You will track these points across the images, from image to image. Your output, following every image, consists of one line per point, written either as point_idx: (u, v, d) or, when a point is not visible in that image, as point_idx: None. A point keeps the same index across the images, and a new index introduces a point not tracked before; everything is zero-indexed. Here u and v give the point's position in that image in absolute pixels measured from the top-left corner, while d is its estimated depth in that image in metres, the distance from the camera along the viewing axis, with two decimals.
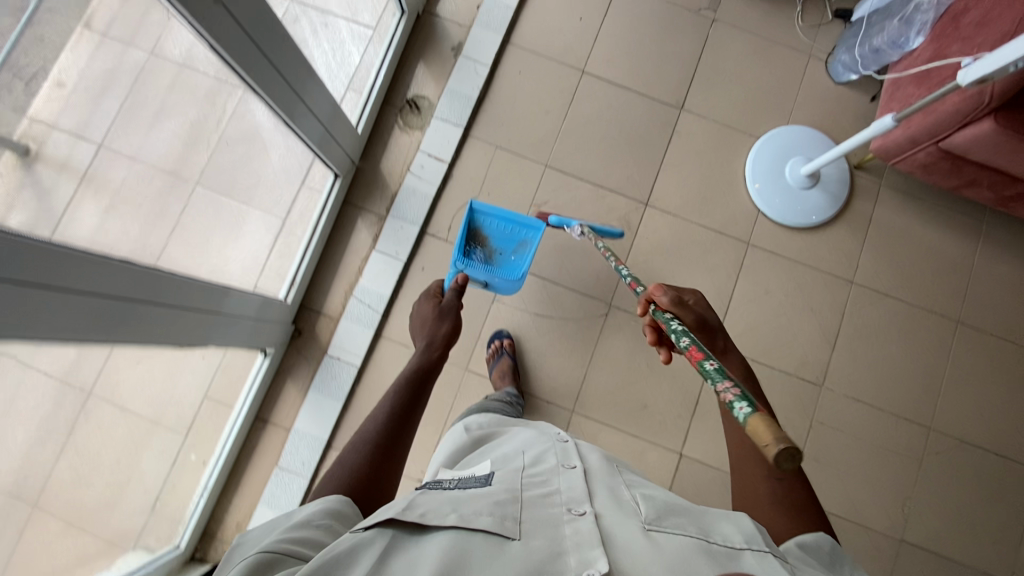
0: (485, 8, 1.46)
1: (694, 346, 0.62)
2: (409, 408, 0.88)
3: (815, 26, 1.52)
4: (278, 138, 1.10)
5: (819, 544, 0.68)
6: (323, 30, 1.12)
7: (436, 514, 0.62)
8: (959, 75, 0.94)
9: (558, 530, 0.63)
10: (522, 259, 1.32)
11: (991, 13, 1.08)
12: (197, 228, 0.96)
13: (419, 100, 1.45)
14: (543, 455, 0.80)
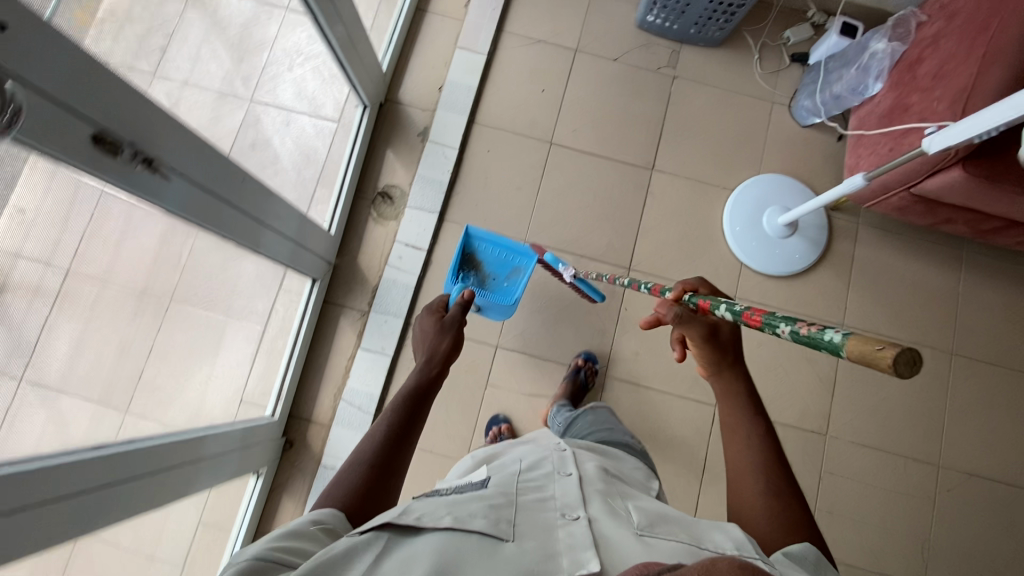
0: (447, 91, 1.47)
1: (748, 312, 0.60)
2: (408, 424, 0.84)
3: (774, 72, 1.53)
4: (248, 266, 1.06)
5: (805, 553, 0.67)
6: (288, 128, 1.11)
7: (432, 517, 0.64)
8: (924, 143, 0.94)
9: (551, 534, 0.65)
10: (515, 285, 1.31)
11: (946, 66, 1.09)
12: (173, 360, 0.91)
13: (391, 189, 1.43)
14: (540, 463, 0.83)
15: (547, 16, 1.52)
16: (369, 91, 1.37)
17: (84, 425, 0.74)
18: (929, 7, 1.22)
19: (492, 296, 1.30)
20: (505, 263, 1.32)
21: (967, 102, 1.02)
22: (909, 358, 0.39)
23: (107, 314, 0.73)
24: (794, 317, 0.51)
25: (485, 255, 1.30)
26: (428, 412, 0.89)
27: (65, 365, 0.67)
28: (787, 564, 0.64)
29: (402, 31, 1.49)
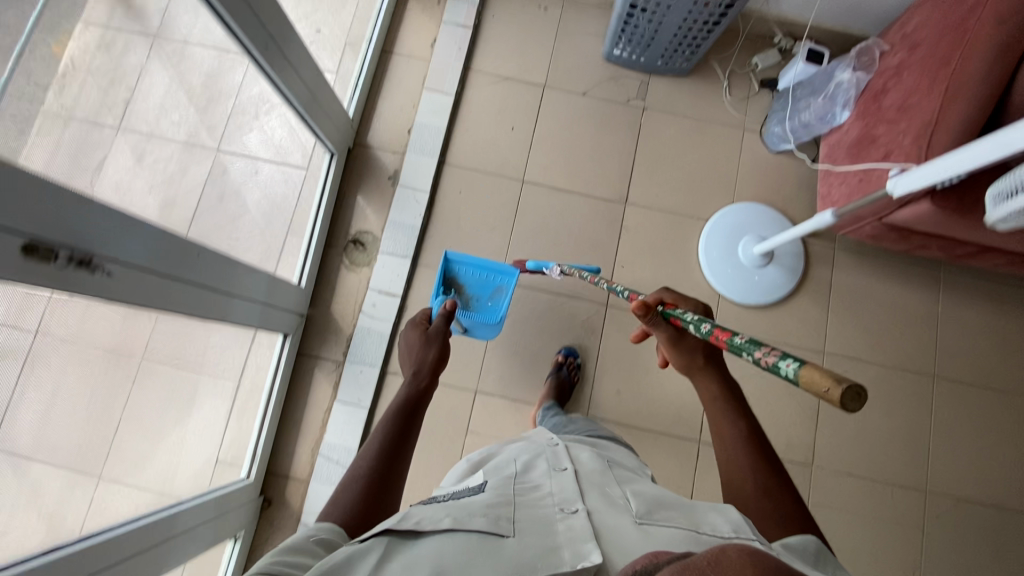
0: (416, 133, 1.46)
1: (715, 329, 0.61)
2: (401, 439, 0.84)
3: (744, 99, 1.53)
4: (214, 334, 1.05)
5: (805, 545, 0.68)
6: (254, 176, 1.12)
7: (431, 519, 0.66)
8: (892, 185, 0.92)
9: (552, 528, 0.67)
10: (500, 304, 1.30)
11: (909, 98, 1.08)
12: (140, 431, 0.90)
13: (363, 235, 1.42)
14: (536, 460, 0.85)
15: (513, 52, 1.52)
16: (336, 138, 1.35)
17: (50, 512, 0.73)
18: (891, 37, 1.22)
19: (476, 316, 1.29)
20: (487, 283, 1.30)
21: (931, 137, 1.00)
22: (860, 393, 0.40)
23: (73, 390, 0.73)
24: (756, 343, 0.53)
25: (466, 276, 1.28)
26: (419, 423, 0.89)
27: (32, 443, 0.68)
28: (787, 552, 0.66)
29: (368, 74, 1.48)
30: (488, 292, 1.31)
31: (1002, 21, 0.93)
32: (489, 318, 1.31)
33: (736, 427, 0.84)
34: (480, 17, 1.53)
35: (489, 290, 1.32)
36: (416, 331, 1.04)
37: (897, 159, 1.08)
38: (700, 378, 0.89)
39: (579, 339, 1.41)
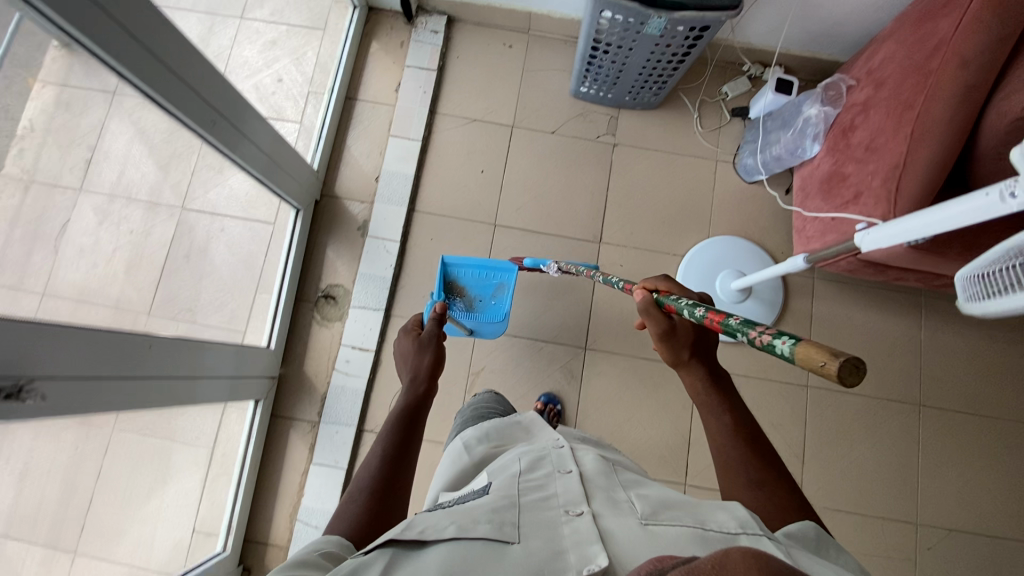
0: (383, 181, 1.43)
1: (711, 311, 0.59)
2: (403, 447, 0.82)
3: (715, 130, 1.51)
4: (184, 420, 1.05)
5: (805, 532, 0.65)
6: (220, 234, 1.12)
7: (436, 528, 0.60)
8: (858, 239, 0.89)
9: (556, 532, 0.61)
10: (502, 302, 1.31)
11: (876, 139, 1.06)
12: (110, 517, 0.89)
13: (333, 289, 1.39)
14: (539, 461, 0.78)
15: (480, 93, 1.50)
16: (299, 194, 1.33)
17: None
18: (858, 70, 1.20)
19: (480, 316, 1.30)
20: (487, 282, 1.32)
21: (900, 180, 0.99)
22: (857, 364, 0.38)
23: (35, 494, 0.71)
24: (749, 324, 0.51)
25: (467, 278, 1.29)
26: (422, 429, 0.88)
27: None
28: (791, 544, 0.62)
29: (333, 123, 1.46)
30: (489, 291, 1.32)
31: (965, 64, 0.91)
32: (494, 317, 1.31)
33: (723, 421, 0.80)
34: (444, 59, 1.51)
35: (491, 289, 1.33)
36: (409, 338, 1.07)
37: (868, 200, 1.06)
38: (685, 373, 0.84)
39: (559, 384, 1.38)
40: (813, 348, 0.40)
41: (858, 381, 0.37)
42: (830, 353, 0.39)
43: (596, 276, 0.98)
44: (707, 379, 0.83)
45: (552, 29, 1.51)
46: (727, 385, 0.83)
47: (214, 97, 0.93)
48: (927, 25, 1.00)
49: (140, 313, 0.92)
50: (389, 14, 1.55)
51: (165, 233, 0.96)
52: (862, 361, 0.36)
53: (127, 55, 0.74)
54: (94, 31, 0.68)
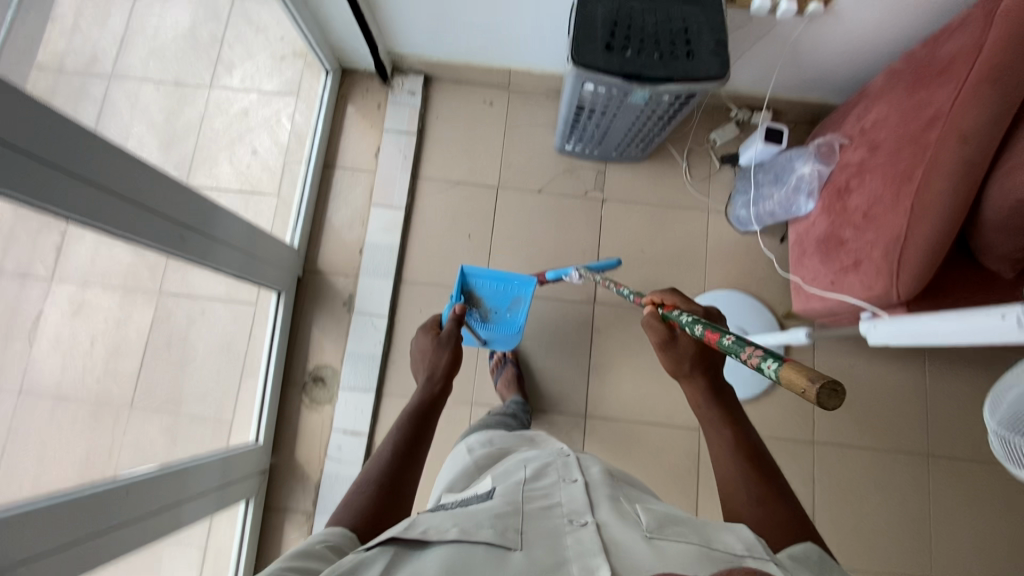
0: (368, 253, 1.38)
1: (708, 329, 0.63)
2: (414, 442, 0.80)
3: (705, 179, 1.48)
4: (173, 548, 0.99)
5: (808, 555, 0.62)
6: (201, 317, 1.08)
7: (439, 529, 0.60)
8: (866, 330, 0.86)
9: (560, 542, 0.61)
10: (518, 316, 1.27)
11: (874, 206, 1.02)
12: None
13: (321, 370, 1.34)
14: (544, 469, 0.78)
15: (462, 154, 1.46)
16: (280, 277, 1.28)
17: None
18: (851, 126, 1.16)
19: (496, 329, 1.29)
20: (505, 295, 1.26)
21: (902, 254, 0.96)
22: (835, 386, 0.41)
23: None
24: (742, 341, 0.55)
25: (485, 292, 1.24)
26: (434, 424, 0.86)
27: None
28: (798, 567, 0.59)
29: (312, 194, 1.41)
30: (507, 303, 1.28)
31: (965, 140, 0.87)
32: (509, 328, 1.30)
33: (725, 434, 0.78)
34: (424, 120, 1.47)
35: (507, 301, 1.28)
36: (428, 336, 1.00)
37: (868, 269, 1.03)
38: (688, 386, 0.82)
39: None
40: (795, 373, 0.44)
41: (838, 402, 0.41)
42: (808, 377, 0.42)
43: (617, 288, 1.01)
44: (710, 393, 0.81)
45: (532, 83, 1.47)
46: (730, 402, 0.81)
47: (178, 213, 0.89)
48: (922, 91, 0.96)
49: (119, 408, 0.88)
50: (364, 75, 1.50)
51: (145, 322, 0.91)
52: (838, 384, 0.39)
53: (72, 199, 0.69)
54: (33, 179, 0.63)
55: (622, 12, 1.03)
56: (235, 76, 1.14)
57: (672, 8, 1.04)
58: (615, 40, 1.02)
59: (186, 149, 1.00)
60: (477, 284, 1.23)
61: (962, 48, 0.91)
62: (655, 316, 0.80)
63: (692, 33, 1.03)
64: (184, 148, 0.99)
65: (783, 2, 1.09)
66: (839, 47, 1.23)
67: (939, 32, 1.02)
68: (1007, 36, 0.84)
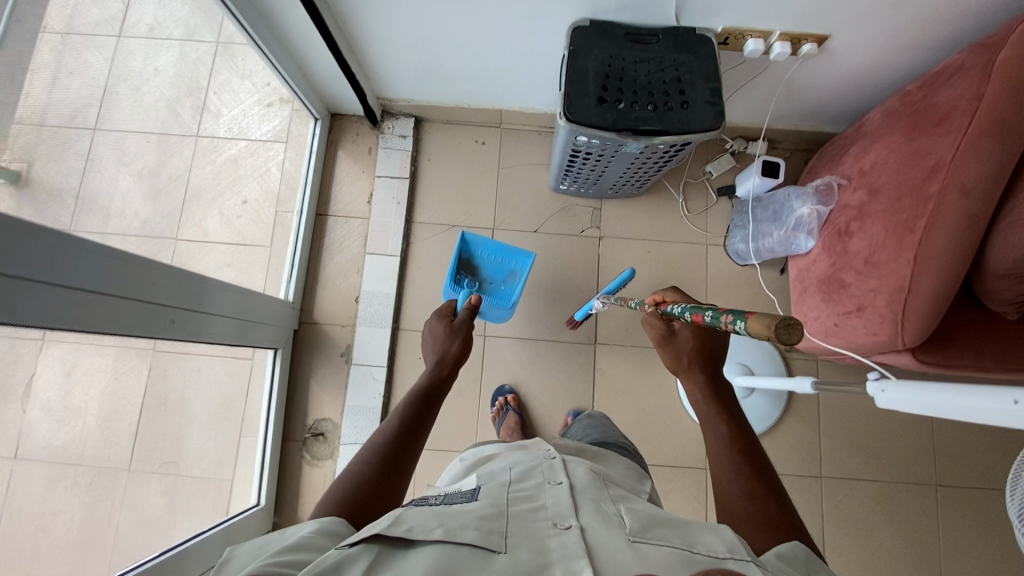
0: (364, 302, 1.36)
1: (694, 312, 0.71)
2: (417, 423, 0.79)
3: (702, 213, 1.46)
4: None
5: (794, 555, 0.58)
6: (197, 378, 1.06)
7: (423, 528, 0.57)
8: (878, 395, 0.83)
9: (542, 544, 0.58)
10: (512, 288, 1.31)
11: (876, 253, 1.01)
12: None
13: (321, 424, 1.33)
14: (529, 472, 0.76)
15: (456, 195, 1.44)
16: (276, 335, 1.26)
17: None
18: (848, 167, 1.14)
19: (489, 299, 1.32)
20: (501, 267, 1.31)
21: (907, 303, 0.94)
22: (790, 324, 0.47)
23: None
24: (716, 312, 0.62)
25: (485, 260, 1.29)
26: (435, 411, 0.85)
27: None
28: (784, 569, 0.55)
29: (305, 244, 1.39)
30: (502, 276, 1.32)
31: (967, 193, 0.86)
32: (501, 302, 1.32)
33: (721, 430, 0.77)
34: (416, 163, 1.45)
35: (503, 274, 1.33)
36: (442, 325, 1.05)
37: (872, 315, 1.02)
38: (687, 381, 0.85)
39: None
40: (755, 321, 0.51)
41: (796, 337, 0.47)
42: (765, 322, 0.49)
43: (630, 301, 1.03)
44: (707, 389, 0.84)
45: (525, 120, 1.46)
46: (729, 399, 0.82)
47: (163, 296, 0.87)
48: (920, 139, 0.95)
49: (118, 470, 0.88)
50: (353, 118, 1.48)
51: (134, 404, 0.89)
52: (789, 318, 0.46)
53: (56, 284, 0.67)
54: (22, 258, 0.62)
55: (613, 64, 1.02)
56: (221, 123, 1.12)
57: (664, 57, 1.03)
58: (608, 93, 1.01)
59: (176, 201, 0.97)
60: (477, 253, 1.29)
61: (959, 98, 0.89)
62: (654, 315, 0.90)
63: (686, 82, 1.02)
64: (172, 205, 0.97)
65: (776, 45, 1.07)
66: (833, 82, 1.21)
67: (934, 75, 1.01)
68: (1005, 88, 0.83)
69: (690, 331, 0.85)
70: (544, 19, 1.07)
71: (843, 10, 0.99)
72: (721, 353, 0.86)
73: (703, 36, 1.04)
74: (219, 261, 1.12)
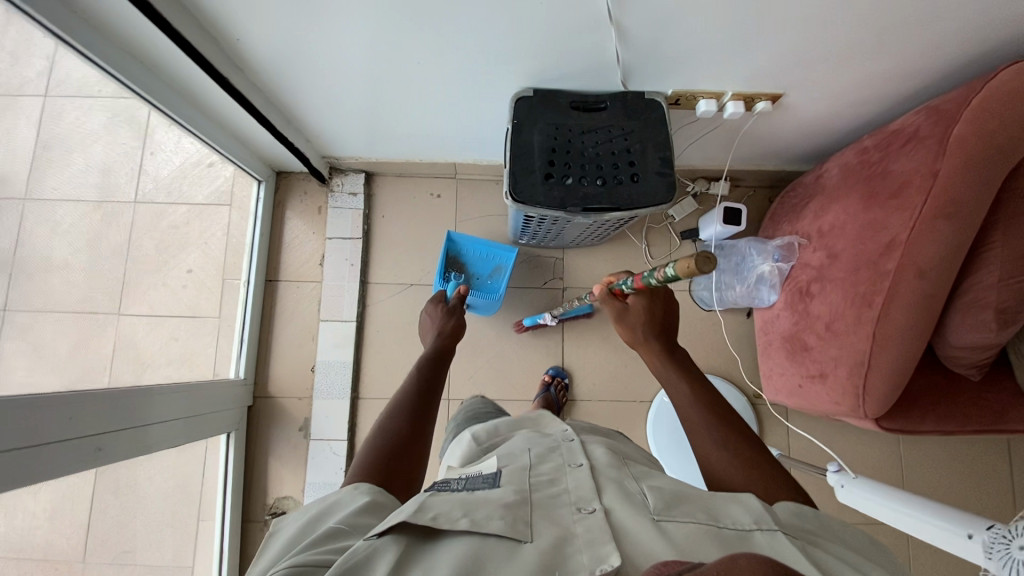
0: (320, 373, 1.32)
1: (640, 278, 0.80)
2: (430, 381, 0.89)
3: (666, 257, 1.43)
4: None
5: (804, 516, 0.60)
6: (152, 465, 1.02)
7: (448, 518, 0.55)
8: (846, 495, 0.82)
9: (567, 532, 0.55)
10: (498, 282, 1.34)
11: (835, 322, 0.98)
12: None
13: (283, 502, 1.28)
14: (549, 453, 0.73)
15: (412, 253, 1.39)
16: (226, 419, 1.21)
17: None
18: (807, 225, 1.12)
19: (476, 293, 1.35)
20: (487, 262, 1.34)
21: (867, 377, 0.92)
22: (708, 257, 0.57)
23: None
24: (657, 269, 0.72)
25: (471, 257, 1.32)
26: (434, 421, 0.81)
27: None
28: (807, 540, 0.56)
29: (255, 315, 1.32)
30: (488, 271, 1.35)
31: (922, 274, 0.83)
32: (488, 295, 1.36)
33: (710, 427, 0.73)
34: (369, 221, 1.40)
35: (490, 269, 1.36)
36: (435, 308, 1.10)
37: (834, 383, 1.00)
38: (644, 352, 0.85)
39: None
40: (684, 261, 0.61)
41: (715, 263, 0.57)
42: (691, 261, 0.59)
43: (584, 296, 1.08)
44: (662, 354, 0.83)
45: (481, 171, 1.41)
46: (684, 359, 0.83)
47: (84, 429, 0.82)
48: (877, 210, 0.92)
49: (73, 564, 0.84)
50: (300, 176, 1.41)
51: (81, 513, 0.85)
52: (705, 252, 0.56)
53: None
54: None
55: (560, 137, 0.98)
56: (158, 185, 1.10)
57: (612, 126, 0.99)
58: (554, 168, 0.97)
59: (114, 275, 0.99)
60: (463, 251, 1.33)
61: (914, 170, 0.86)
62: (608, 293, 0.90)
63: (635, 153, 0.98)
64: (110, 287, 0.97)
65: (728, 105, 1.03)
66: (794, 131, 1.17)
67: (889, 135, 0.97)
68: (960, 166, 0.79)
69: (639, 301, 0.85)
70: (489, 87, 1.01)
71: (801, 71, 0.95)
72: (673, 323, 0.86)
73: (653, 100, 1.00)
74: (159, 341, 1.09)
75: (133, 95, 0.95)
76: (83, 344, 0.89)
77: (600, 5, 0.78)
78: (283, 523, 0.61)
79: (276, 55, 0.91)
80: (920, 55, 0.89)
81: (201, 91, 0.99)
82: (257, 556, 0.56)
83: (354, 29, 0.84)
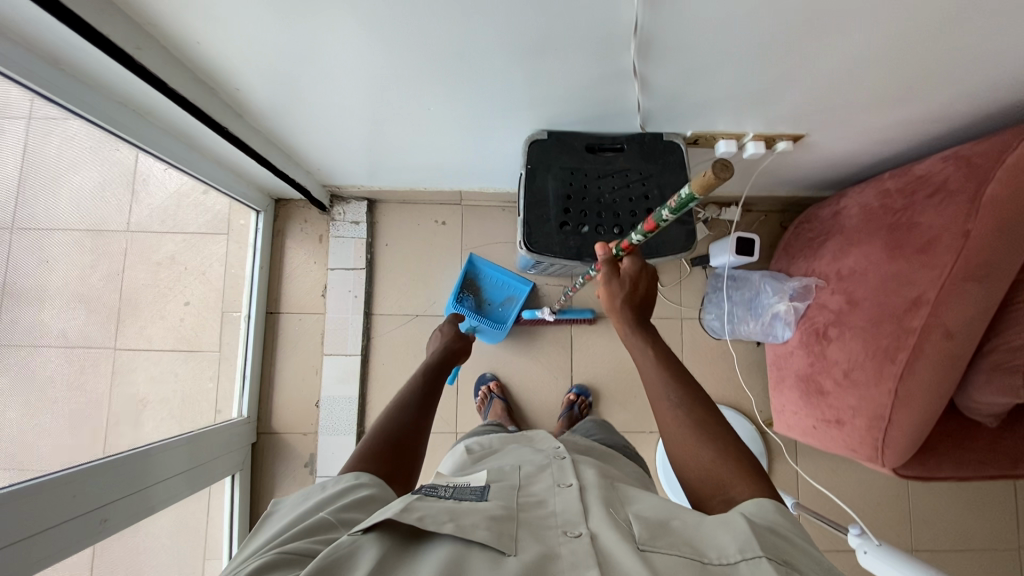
0: (324, 408, 1.30)
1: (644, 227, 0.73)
2: (432, 385, 0.85)
3: (676, 285, 1.40)
4: None
5: (791, 538, 0.52)
6: (160, 513, 0.99)
7: (433, 521, 0.51)
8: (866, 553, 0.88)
9: (551, 553, 0.50)
10: (509, 313, 1.33)
11: (852, 372, 0.97)
12: None
13: None
14: (537, 474, 0.67)
15: (416, 283, 1.36)
16: (231, 461, 1.19)
17: None
18: (826, 266, 1.10)
19: (486, 319, 1.31)
20: (501, 291, 1.34)
21: (887, 431, 0.91)
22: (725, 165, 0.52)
23: None
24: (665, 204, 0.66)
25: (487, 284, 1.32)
26: (428, 430, 0.77)
27: None
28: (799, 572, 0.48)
29: (256, 348, 1.29)
30: (500, 301, 1.34)
31: (950, 335, 0.82)
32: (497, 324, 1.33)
33: (670, 398, 0.69)
34: (372, 250, 1.36)
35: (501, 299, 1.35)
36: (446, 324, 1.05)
37: (851, 431, 0.99)
38: (620, 321, 0.78)
39: None
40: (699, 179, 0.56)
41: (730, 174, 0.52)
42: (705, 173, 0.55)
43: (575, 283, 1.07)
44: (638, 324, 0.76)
45: (487, 200, 1.37)
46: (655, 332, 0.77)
47: (84, 505, 0.80)
48: (900, 263, 0.90)
49: None
50: (299, 204, 1.37)
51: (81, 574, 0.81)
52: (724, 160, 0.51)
53: None
54: None
55: (575, 182, 0.95)
56: (155, 214, 1.05)
57: (629, 171, 0.95)
58: (570, 216, 0.94)
59: (112, 326, 0.95)
60: (481, 275, 1.34)
61: (944, 228, 0.83)
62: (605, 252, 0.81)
63: (653, 200, 0.94)
64: (105, 339, 0.93)
65: (750, 145, 0.99)
66: (811, 165, 1.13)
67: (914, 180, 0.94)
68: (992, 229, 0.77)
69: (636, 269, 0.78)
70: (500, 130, 0.98)
71: (820, 116, 0.91)
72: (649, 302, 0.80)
73: (671, 142, 0.95)
74: (158, 379, 1.05)
75: (124, 143, 0.90)
76: (84, 379, 0.86)
77: (625, 62, 0.75)
78: (281, 505, 0.60)
79: (279, 102, 0.87)
80: (942, 105, 0.86)
81: (194, 133, 0.94)
82: (251, 532, 0.56)
83: (359, 78, 0.79)
